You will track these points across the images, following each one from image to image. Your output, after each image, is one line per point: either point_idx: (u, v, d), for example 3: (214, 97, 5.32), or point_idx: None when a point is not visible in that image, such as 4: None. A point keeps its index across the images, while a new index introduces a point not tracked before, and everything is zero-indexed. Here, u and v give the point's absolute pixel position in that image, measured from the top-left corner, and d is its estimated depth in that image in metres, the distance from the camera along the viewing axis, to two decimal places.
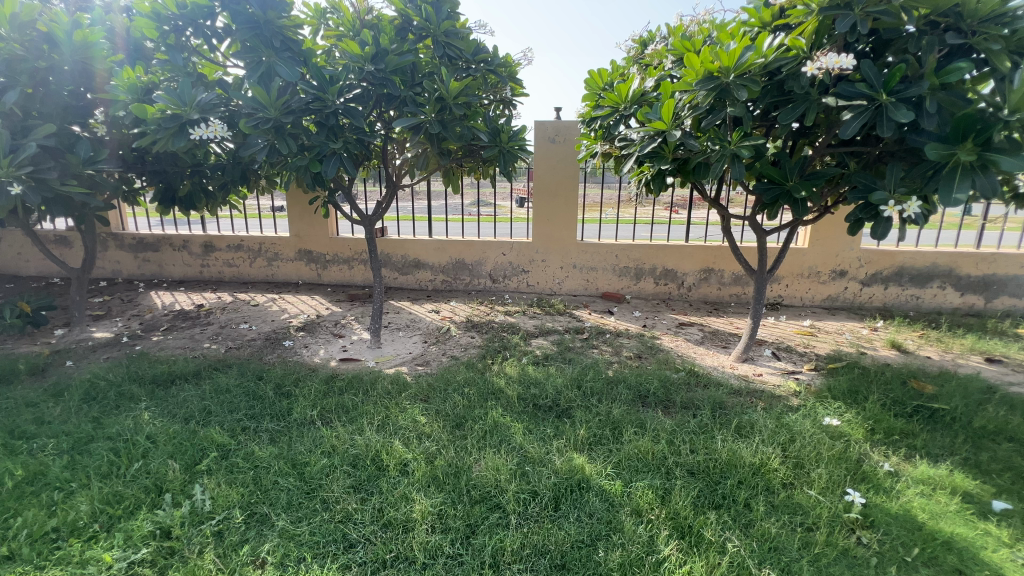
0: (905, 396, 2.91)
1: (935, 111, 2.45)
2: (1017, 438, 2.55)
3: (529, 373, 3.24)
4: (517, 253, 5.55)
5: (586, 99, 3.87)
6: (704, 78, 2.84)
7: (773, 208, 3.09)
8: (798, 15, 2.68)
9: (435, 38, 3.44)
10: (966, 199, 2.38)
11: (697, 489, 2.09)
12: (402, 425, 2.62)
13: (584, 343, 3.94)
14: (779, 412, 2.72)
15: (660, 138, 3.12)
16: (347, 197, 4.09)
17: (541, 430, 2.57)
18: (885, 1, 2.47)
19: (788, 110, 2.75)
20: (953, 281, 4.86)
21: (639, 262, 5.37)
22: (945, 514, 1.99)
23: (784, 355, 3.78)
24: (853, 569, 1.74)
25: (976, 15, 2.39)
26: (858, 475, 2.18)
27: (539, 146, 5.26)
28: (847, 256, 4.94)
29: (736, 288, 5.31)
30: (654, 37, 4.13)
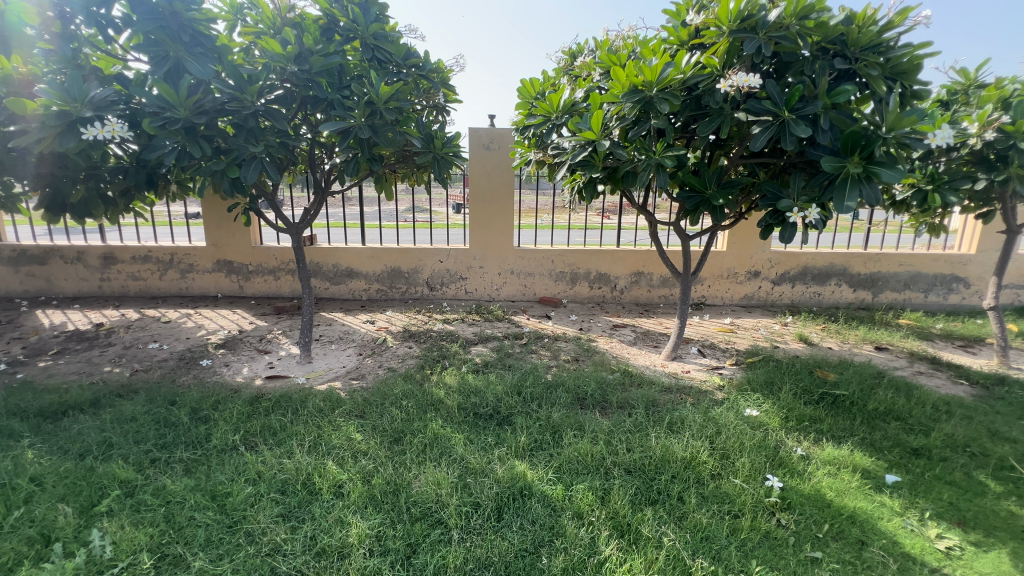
0: (812, 385, 3.20)
1: (828, 128, 2.73)
2: (902, 416, 2.89)
3: (469, 382, 3.20)
4: (454, 260, 5.49)
5: (520, 107, 3.93)
6: (630, 91, 2.98)
7: (695, 214, 3.29)
8: (711, 36, 2.89)
9: (363, 41, 3.34)
10: (855, 206, 2.67)
11: (634, 487, 2.16)
12: (336, 444, 2.48)
13: (524, 349, 3.97)
14: (705, 406, 2.89)
15: (590, 147, 3.23)
16: (270, 203, 3.84)
17: (482, 439, 2.55)
18: (784, 27, 2.73)
19: (705, 124, 2.95)
20: (847, 279, 5.44)
21: (574, 267, 5.52)
22: (849, 490, 2.20)
23: (709, 352, 4.03)
24: (775, 550, 1.87)
25: (858, 44, 2.73)
26: (776, 461, 2.36)
27: (474, 153, 5.26)
28: (759, 258, 5.38)
29: (664, 290, 5.60)
30: (582, 49, 4.29)
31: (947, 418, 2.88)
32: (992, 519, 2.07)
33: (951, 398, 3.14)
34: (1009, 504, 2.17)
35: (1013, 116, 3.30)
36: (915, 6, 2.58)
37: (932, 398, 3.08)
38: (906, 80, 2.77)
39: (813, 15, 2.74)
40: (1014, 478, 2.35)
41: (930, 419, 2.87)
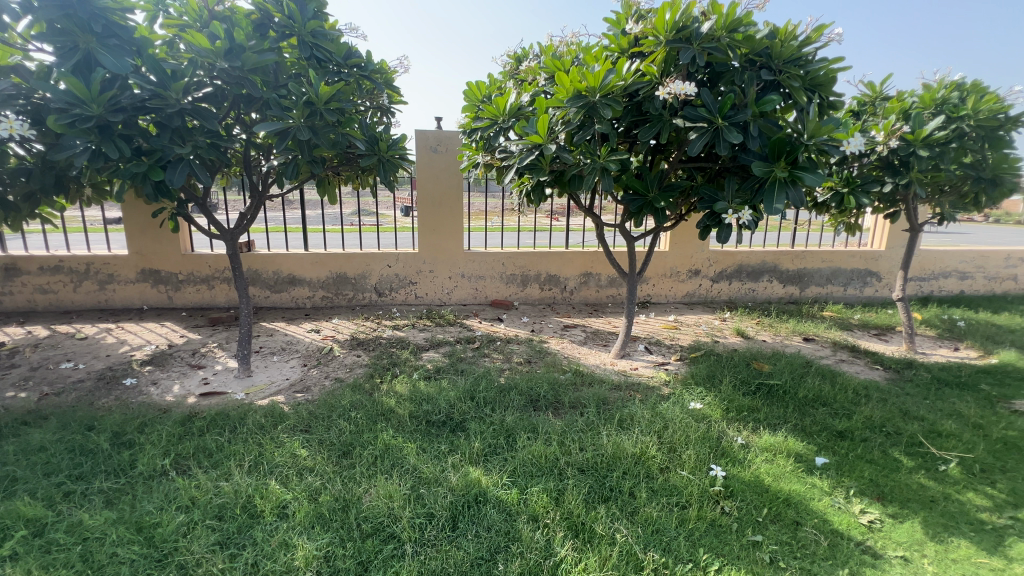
0: (750, 376, 3.39)
1: (757, 134, 2.91)
2: (828, 402, 3.12)
3: (420, 389, 3.13)
4: (403, 264, 5.38)
5: (466, 109, 3.91)
6: (574, 96, 3.04)
7: (639, 216, 3.40)
8: (649, 45, 3.01)
9: (301, 39, 3.19)
10: (782, 208, 2.87)
11: (587, 486, 2.19)
12: (279, 463, 2.35)
13: (476, 353, 3.94)
14: (653, 402, 2.99)
15: (537, 151, 3.27)
16: (200, 208, 3.58)
17: (435, 448, 2.50)
18: (716, 39, 2.88)
19: (646, 129, 3.05)
20: (778, 275, 5.83)
21: (524, 269, 5.55)
22: (784, 474, 2.35)
23: (655, 349, 4.17)
24: (720, 537, 1.96)
25: (781, 57, 2.92)
26: (719, 451, 2.48)
27: (421, 155, 5.18)
28: (699, 257, 5.65)
29: (612, 290, 5.76)
30: (527, 54, 4.33)
31: (866, 401, 3.15)
32: (906, 491, 2.28)
33: (869, 383, 3.43)
34: (920, 477, 2.40)
35: (912, 126, 3.67)
36: (829, 24, 2.80)
37: (853, 383, 3.35)
38: (822, 92, 3.01)
39: (741, 28, 2.91)
40: (923, 453, 2.60)
41: (851, 402, 3.12)
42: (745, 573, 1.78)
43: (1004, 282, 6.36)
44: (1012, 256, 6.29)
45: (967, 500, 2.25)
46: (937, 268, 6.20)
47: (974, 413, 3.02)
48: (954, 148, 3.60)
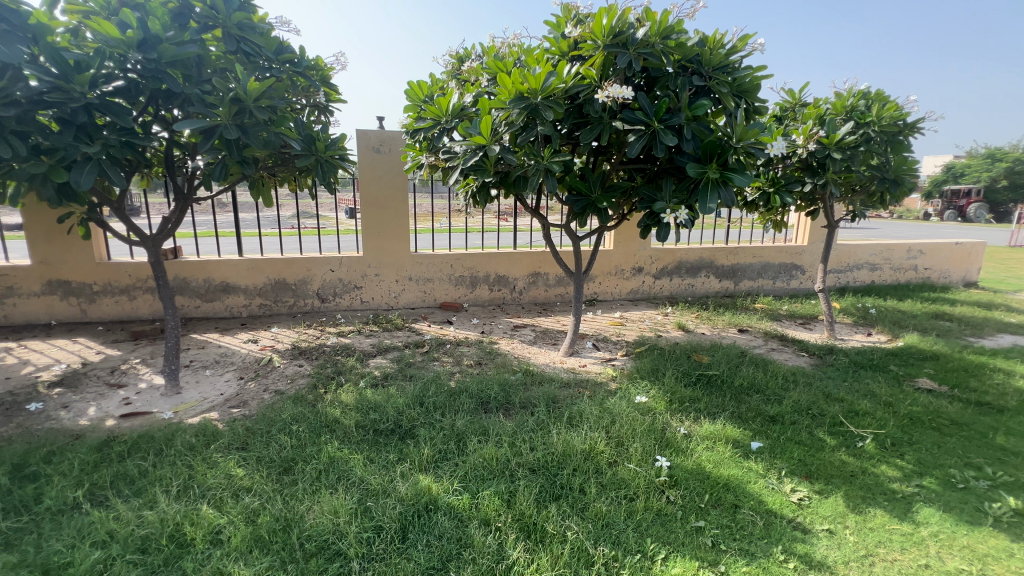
0: (690, 368, 3.55)
1: (691, 137, 3.05)
2: (761, 389, 3.32)
3: (367, 397, 3.03)
4: (346, 269, 5.19)
5: (408, 109, 3.83)
6: (516, 98, 3.06)
7: (583, 216, 3.47)
8: (588, 49, 3.07)
9: (226, 31, 2.99)
10: (716, 207, 3.02)
11: (538, 485, 2.20)
12: (212, 485, 2.19)
13: (425, 357, 3.87)
14: (601, 398, 3.06)
15: (481, 152, 3.26)
16: (115, 212, 3.27)
17: (383, 457, 2.42)
18: (650, 45, 2.98)
19: (587, 131, 3.12)
20: (714, 271, 6.15)
21: (473, 270, 5.52)
22: (723, 460, 2.48)
23: (602, 345, 4.28)
24: (666, 525, 2.03)
25: (710, 63, 3.07)
26: (663, 442, 2.57)
27: (363, 156, 5.02)
28: (641, 255, 5.86)
29: (560, 289, 5.85)
30: (470, 54, 4.31)
31: (794, 386, 3.38)
32: (830, 468, 2.47)
33: (796, 369, 3.69)
34: (841, 454, 2.60)
35: (827, 130, 3.98)
36: (752, 34, 2.99)
37: (782, 370, 3.59)
38: (748, 98, 3.19)
39: (673, 35, 3.03)
40: (843, 431, 2.83)
41: (781, 388, 3.35)
42: (689, 559, 1.86)
43: (907, 272, 7.07)
44: (912, 248, 6.99)
45: (881, 472, 2.47)
46: (852, 261, 6.78)
47: (885, 392, 3.32)
48: (862, 151, 3.94)
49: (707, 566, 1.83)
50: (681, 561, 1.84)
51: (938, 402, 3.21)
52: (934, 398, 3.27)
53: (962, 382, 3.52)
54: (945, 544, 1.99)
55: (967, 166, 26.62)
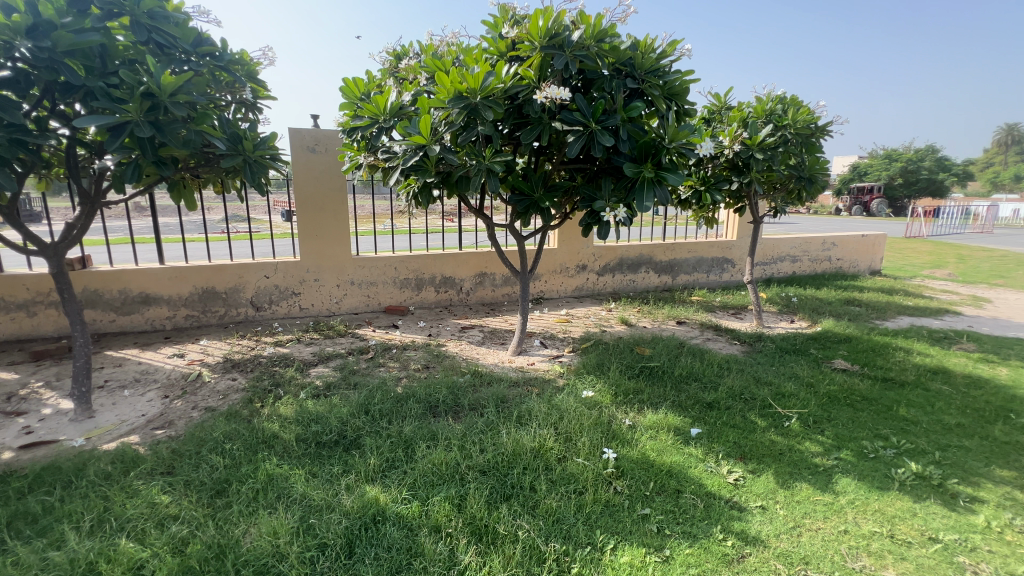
0: (633, 361, 3.67)
1: (627, 138, 3.15)
2: (698, 377, 3.50)
3: (309, 408, 2.89)
4: (282, 274, 4.92)
5: (344, 107, 3.69)
6: (455, 97, 3.03)
7: (526, 216, 3.49)
8: (526, 50, 3.10)
9: (135, 19, 2.72)
10: (652, 205, 3.14)
11: (489, 487, 2.19)
12: (132, 516, 1.99)
13: (371, 364, 3.75)
14: (549, 395, 3.10)
15: (421, 152, 3.20)
16: (7, 219, 2.91)
17: (326, 471, 2.32)
18: (586, 48, 3.05)
19: (527, 131, 3.14)
20: (653, 266, 6.41)
21: (418, 272, 5.41)
22: (666, 448, 2.58)
23: (550, 343, 4.33)
24: (614, 516, 2.08)
25: (643, 67, 3.18)
26: (610, 435, 2.64)
27: (297, 155, 4.77)
28: (585, 253, 6.00)
29: (506, 288, 5.88)
30: (407, 52, 4.22)
31: (728, 372, 3.60)
32: (761, 448, 2.64)
33: (729, 357, 3.93)
34: (771, 434, 2.79)
35: (750, 132, 4.26)
36: (680, 40, 3.14)
37: (717, 359, 3.81)
38: (678, 101, 3.34)
39: (607, 39, 3.11)
40: (772, 413, 3.04)
41: (716, 375, 3.55)
42: (637, 546, 1.92)
43: (823, 263, 7.72)
44: (827, 241, 7.64)
45: (805, 448, 2.67)
46: (775, 254, 7.30)
47: (807, 374, 3.61)
48: (781, 151, 4.25)
49: (653, 552, 1.90)
50: (629, 549, 1.90)
51: (851, 380, 3.53)
52: (848, 378, 3.59)
53: (871, 361, 3.89)
54: (861, 509, 2.18)
55: (869, 165, 29.51)
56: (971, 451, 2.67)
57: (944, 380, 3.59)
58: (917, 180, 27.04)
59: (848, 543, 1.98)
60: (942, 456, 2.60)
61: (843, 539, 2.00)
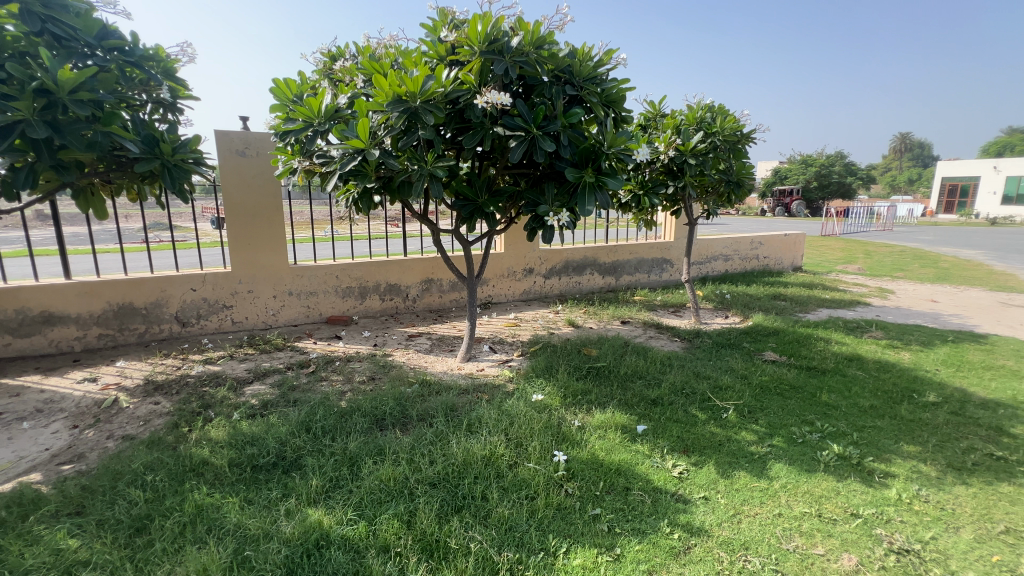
0: (580, 363, 3.74)
1: (568, 144, 3.20)
2: (642, 374, 3.62)
3: (243, 430, 2.69)
4: (211, 286, 4.59)
5: (275, 110, 3.50)
6: (394, 101, 2.96)
7: (471, 222, 3.46)
8: (465, 54, 3.09)
9: (25, 7, 2.46)
10: (594, 209, 3.21)
11: (440, 500, 2.14)
12: (32, 567, 1.76)
13: (312, 378, 3.56)
14: (499, 401, 3.08)
15: (360, 156, 3.10)
16: None
17: (263, 497, 2.17)
18: (525, 54, 3.08)
19: (469, 136, 3.11)
20: (597, 268, 6.58)
21: (361, 280, 5.22)
22: (614, 446, 2.64)
23: (499, 348, 4.32)
24: (566, 519, 2.10)
25: (581, 75, 3.25)
26: (560, 437, 2.67)
27: (224, 159, 4.47)
28: (531, 257, 6.05)
29: (454, 294, 5.81)
30: (343, 53, 4.08)
31: (669, 369, 3.75)
32: (702, 441, 2.76)
33: (671, 354, 4.09)
34: (710, 426, 2.93)
35: (682, 139, 4.49)
36: (616, 49, 3.24)
37: (659, 356, 3.95)
38: (616, 108, 3.43)
39: (546, 46, 3.15)
40: (711, 406, 3.19)
41: (659, 372, 3.68)
42: (589, 547, 1.94)
43: (752, 261, 8.26)
44: (754, 240, 8.18)
45: (741, 437, 2.82)
46: (709, 254, 7.73)
47: (740, 366, 3.83)
48: (711, 157, 4.53)
49: (604, 552, 1.93)
50: (581, 551, 1.92)
51: (780, 370, 3.78)
52: (777, 368, 3.85)
53: (796, 351, 4.20)
54: (792, 492, 2.33)
55: (788, 169, 32.02)
56: (883, 430, 2.93)
57: (858, 366, 3.94)
58: (828, 183, 29.69)
59: (782, 525, 2.11)
60: (859, 436, 2.84)
61: (778, 522, 2.13)
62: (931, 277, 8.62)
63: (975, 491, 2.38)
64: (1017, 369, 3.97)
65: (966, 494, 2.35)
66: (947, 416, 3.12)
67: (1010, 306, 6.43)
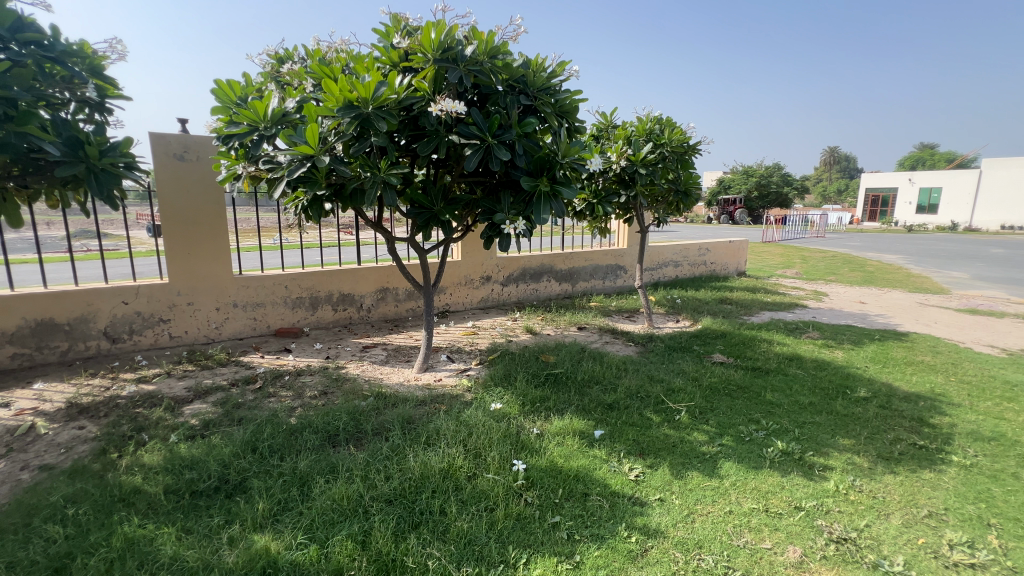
0: (538, 369, 3.76)
1: (523, 153, 3.22)
2: (599, 380, 3.68)
3: (181, 453, 2.51)
4: (146, 299, 4.28)
5: (216, 112, 3.32)
6: (345, 106, 2.89)
7: (426, 230, 3.41)
8: (419, 61, 3.07)
9: None
10: (549, 217, 3.25)
11: (396, 517, 2.08)
12: None
13: (258, 395, 3.36)
14: (457, 412, 3.03)
15: (309, 163, 2.99)
16: None
17: (204, 525, 2.03)
18: (479, 63, 3.09)
19: (424, 143, 3.08)
20: (554, 275, 6.66)
21: (312, 290, 5.03)
22: (573, 453, 2.66)
23: (457, 357, 4.28)
24: (526, 529, 2.08)
25: (534, 85, 3.29)
26: (518, 445, 2.66)
27: (160, 163, 4.20)
28: (488, 264, 6.04)
29: (410, 303, 5.71)
30: (291, 56, 3.95)
31: (625, 373, 3.83)
32: (657, 443, 2.83)
33: (626, 358, 4.19)
34: (664, 429, 3.01)
35: (633, 149, 4.65)
36: (568, 61, 3.32)
37: (615, 361, 4.03)
38: (569, 119, 3.49)
39: (500, 56, 3.17)
40: (665, 408, 3.29)
41: (615, 376, 3.76)
42: (549, 556, 1.94)
43: (700, 267, 8.63)
44: (702, 247, 8.56)
45: (694, 438, 2.92)
46: (660, 260, 8.01)
47: (691, 368, 3.98)
48: (660, 167, 4.70)
49: (564, 560, 1.93)
50: (541, 561, 1.91)
51: (727, 371, 3.96)
52: (725, 369, 4.02)
53: (742, 353, 4.41)
54: (741, 489, 2.43)
55: (731, 180, 33.83)
56: (821, 425, 3.12)
57: (798, 365, 4.18)
58: (767, 193, 31.60)
59: (733, 522, 2.19)
60: (800, 432, 3.01)
61: (729, 519, 2.21)
62: (858, 281, 9.31)
63: (902, 479, 2.57)
64: (933, 363, 4.34)
65: (894, 482, 2.54)
66: (876, 409, 3.37)
67: (925, 306, 7.05)
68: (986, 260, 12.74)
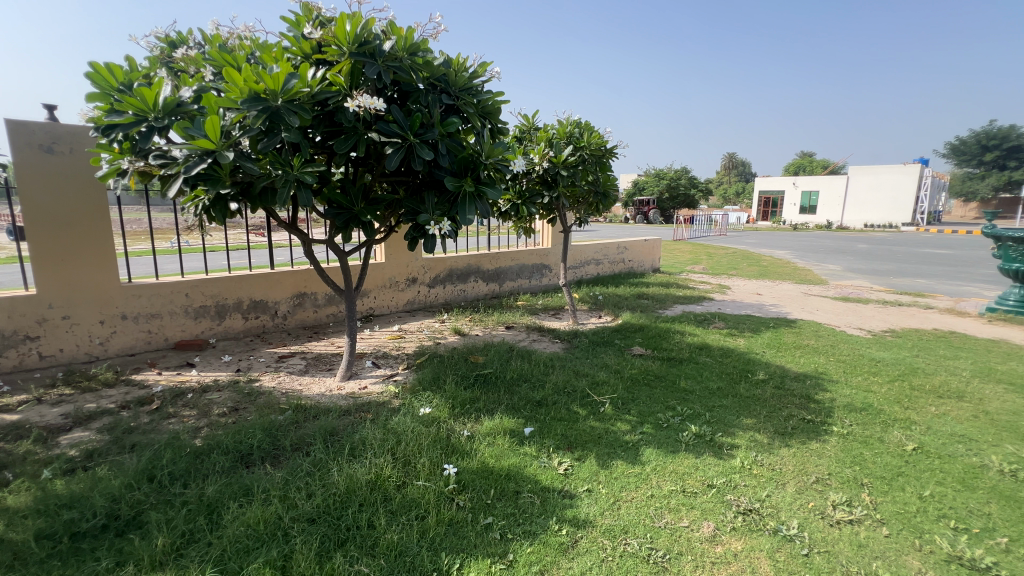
0: (467, 371, 3.74)
1: (446, 153, 3.17)
2: (527, 377, 3.75)
3: (59, 491, 2.17)
4: (6, 314, 3.66)
5: (94, 99, 2.92)
6: (251, 98, 2.67)
7: (346, 231, 3.26)
8: (333, 54, 2.92)
9: None
10: (474, 218, 3.23)
11: (320, 537, 1.96)
12: None
13: (155, 417, 3.01)
14: (384, 420, 2.93)
15: (209, 158, 2.72)
16: None
17: (90, 569, 1.78)
18: (399, 60, 3.00)
19: (341, 141, 2.92)
20: (480, 275, 6.67)
21: (217, 298, 4.60)
22: (504, 452, 2.68)
23: (383, 362, 4.13)
24: (458, 533, 2.06)
25: (456, 85, 3.26)
26: (448, 449, 2.63)
27: (22, 156, 3.61)
28: (413, 266, 5.90)
29: (330, 308, 5.42)
30: (185, 40, 3.59)
31: (552, 369, 3.93)
32: (584, 435, 2.93)
33: (552, 355, 4.29)
34: (590, 421, 3.13)
35: (554, 151, 4.76)
36: (489, 62, 3.34)
37: (542, 358, 4.12)
38: (492, 119, 3.50)
39: (420, 54, 3.11)
40: (590, 401, 3.42)
41: (543, 373, 3.84)
42: (482, 559, 1.93)
43: (619, 264, 9.08)
44: (620, 246, 9.03)
45: (617, 428, 3.06)
46: (582, 259, 8.31)
47: (613, 361, 4.17)
48: (580, 169, 4.86)
49: (497, 560, 1.93)
50: (475, 564, 1.90)
51: (646, 362, 4.21)
52: (643, 361, 4.27)
53: (659, 344, 4.72)
54: (661, 473, 2.59)
55: (644, 182, 35.95)
56: (727, 407, 3.42)
57: (706, 353, 4.55)
58: (677, 195, 33.95)
59: (654, 505, 2.33)
60: (710, 415, 3.28)
61: (651, 502, 2.35)
62: (755, 274, 10.33)
63: (795, 451, 2.88)
64: (816, 346, 4.94)
65: (789, 454, 2.84)
66: (772, 389, 3.76)
67: (809, 295, 7.98)
68: (855, 254, 14.66)
